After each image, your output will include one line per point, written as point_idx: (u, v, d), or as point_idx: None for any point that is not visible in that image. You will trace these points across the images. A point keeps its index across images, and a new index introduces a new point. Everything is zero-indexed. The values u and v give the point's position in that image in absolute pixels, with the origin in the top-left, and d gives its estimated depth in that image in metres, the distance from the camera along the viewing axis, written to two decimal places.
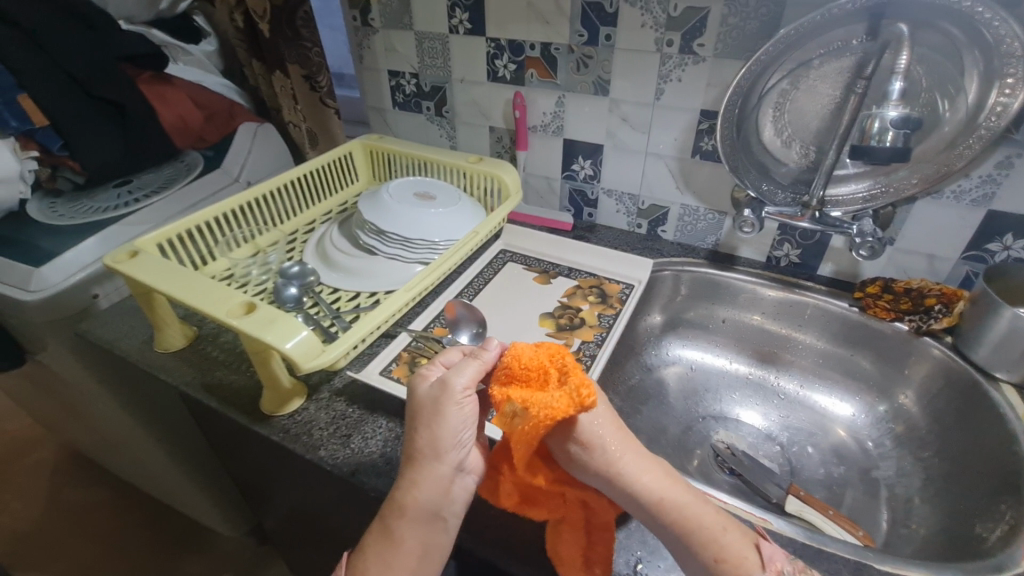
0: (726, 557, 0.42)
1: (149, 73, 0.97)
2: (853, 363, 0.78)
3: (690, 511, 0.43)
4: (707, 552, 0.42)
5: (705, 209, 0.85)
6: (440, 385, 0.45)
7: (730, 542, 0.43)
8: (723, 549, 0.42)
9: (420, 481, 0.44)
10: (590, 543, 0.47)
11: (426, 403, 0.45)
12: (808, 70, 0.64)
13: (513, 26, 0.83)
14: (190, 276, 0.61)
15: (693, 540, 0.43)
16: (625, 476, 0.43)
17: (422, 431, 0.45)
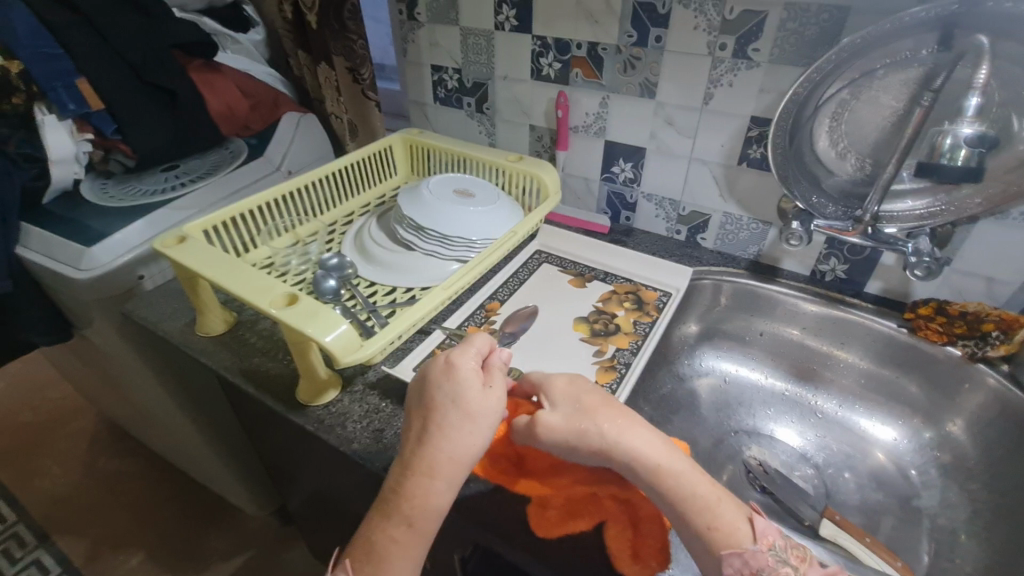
0: (720, 526, 0.41)
1: (200, 60, 0.99)
2: (897, 386, 0.75)
3: (681, 476, 0.43)
4: (698, 519, 0.42)
5: (748, 218, 0.82)
6: (491, 398, 0.47)
7: (725, 513, 0.42)
8: (715, 517, 0.41)
9: (454, 484, 0.45)
10: (642, 536, 0.47)
11: (480, 415, 0.46)
12: (872, 80, 0.62)
13: (560, 24, 0.82)
14: (234, 264, 0.63)
15: (685, 508, 0.42)
16: (616, 448, 0.45)
17: (474, 437, 0.46)
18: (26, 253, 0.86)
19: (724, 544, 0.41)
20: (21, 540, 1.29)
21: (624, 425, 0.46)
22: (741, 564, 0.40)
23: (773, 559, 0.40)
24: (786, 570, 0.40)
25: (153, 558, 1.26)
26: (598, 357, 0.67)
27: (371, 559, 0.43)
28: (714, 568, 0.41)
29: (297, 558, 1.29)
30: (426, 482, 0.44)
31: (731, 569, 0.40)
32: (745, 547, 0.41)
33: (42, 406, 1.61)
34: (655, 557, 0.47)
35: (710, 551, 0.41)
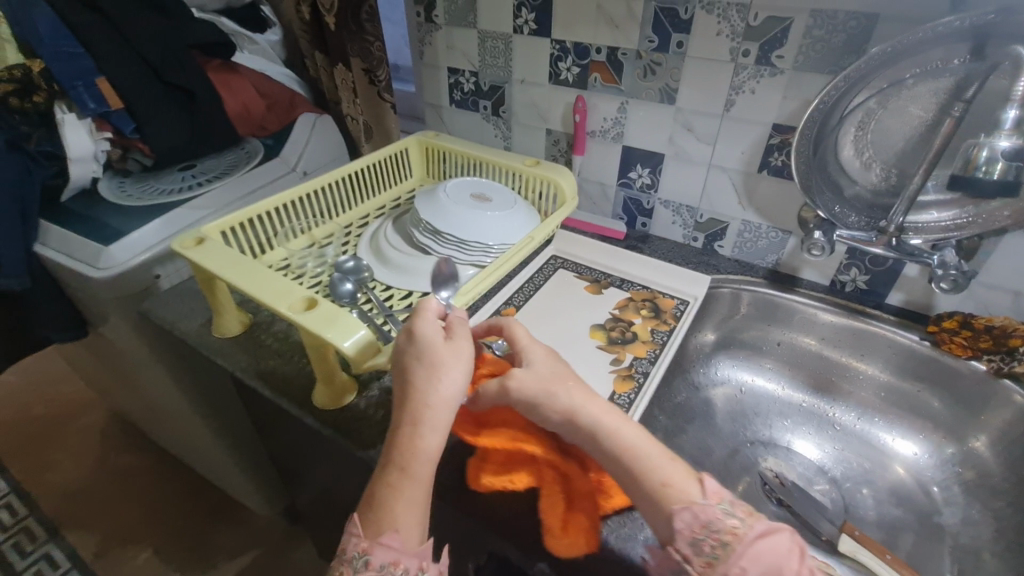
0: (671, 483, 0.44)
1: (218, 61, 0.99)
2: (919, 400, 0.74)
3: (638, 443, 0.47)
4: (654, 478, 0.45)
5: (768, 227, 0.81)
6: (458, 346, 0.50)
7: (675, 473, 0.45)
8: (669, 475, 0.45)
9: (439, 429, 0.47)
10: (571, 511, 0.49)
11: (448, 360, 0.48)
12: (900, 90, 0.61)
13: (580, 28, 0.82)
14: (253, 266, 0.63)
15: (643, 471, 0.45)
16: (583, 414, 0.48)
17: (441, 382, 0.47)
18: (44, 250, 0.86)
19: (676, 500, 0.43)
20: (31, 535, 1.30)
21: (587, 393, 0.49)
22: (691, 519, 0.42)
23: (720, 512, 0.42)
24: (734, 522, 0.42)
25: (162, 554, 1.26)
26: (615, 366, 0.66)
27: (372, 510, 0.46)
28: (666, 525, 0.43)
29: (305, 557, 1.29)
30: (409, 428, 0.47)
31: (684, 522, 0.42)
32: (696, 501, 0.43)
33: (54, 400, 1.62)
34: (583, 535, 0.48)
35: (661, 507, 0.44)
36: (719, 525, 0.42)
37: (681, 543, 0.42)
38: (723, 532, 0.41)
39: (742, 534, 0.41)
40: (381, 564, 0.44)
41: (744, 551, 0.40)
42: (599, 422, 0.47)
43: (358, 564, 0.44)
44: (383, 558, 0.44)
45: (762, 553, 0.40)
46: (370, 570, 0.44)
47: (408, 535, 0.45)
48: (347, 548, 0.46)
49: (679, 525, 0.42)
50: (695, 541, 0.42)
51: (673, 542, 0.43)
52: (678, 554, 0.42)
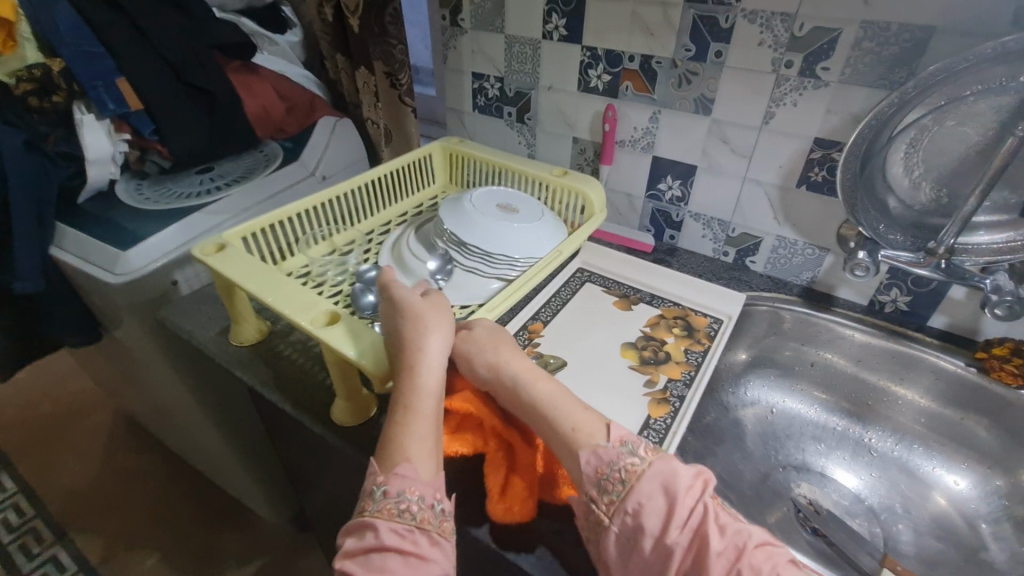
0: (580, 427, 0.47)
1: (237, 62, 0.97)
2: (963, 429, 0.71)
3: (553, 392, 0.50)
4: (564, 424, 0.48)
5: (804, 243, 0.79)
6: (436, 303, 0.56)
7: (586, 418, 0.48)
8: (577, 420, 0.47)
9: (436, 368, 0.50)
10: (511, 480, 0.52)
11: (430, 313, 0.54)
12: (959, 107, 0.58)
13: (612, 35, 0.79)
14: (275, 275, 0.60)
15: (556, 416, 0.48)
16: (503, 365, 0.52)
17: (423, 328, 0.52)
18: (59, 252, 0.85)
19: (582, 442, 0.46)
20: (38, 536, 1.29)
21: (506, 347, 0.54)
22: (595, 460, 0.45)
23: (619, 452, 0.44)
24: (633, 460, 0.43)
25: (168, 560, 1.24)
26: (649, 388, 0.64)
27: (385, 448, 0.47)
28: (576, 468, 0.46)
29: (313, 567, 1.26)
30: (405, 373, 0.50)
31: (588, 465, 0.45)
32: (599, 446, 0.45)
33: (63, 399, 1.61)
34: (519, 503, 0.51)
35: (570, 449, 0.46)
36: (619, 464, 0.44)
37: (588, 483, 0.44)
38: (620, 470, 0.43)
39: (637, 470, 0.43)
40: (398, 493, 0.44)
41: (636, 484, 0.42)
42: (515, 372, 0.51)
43: (377, 497, 0.44)
44: (399, 486, 0.44)
45: (656, 488, 0.41)
46: (388, 499, 0.44)
47: (421, 465, 0.45)
48: (365, 491, 0.45)
49: (586, 468, 0.45)
50: (598, 481, 0.44)
51: (583, 485, 0.45)
52: (588, 496, 0.44)
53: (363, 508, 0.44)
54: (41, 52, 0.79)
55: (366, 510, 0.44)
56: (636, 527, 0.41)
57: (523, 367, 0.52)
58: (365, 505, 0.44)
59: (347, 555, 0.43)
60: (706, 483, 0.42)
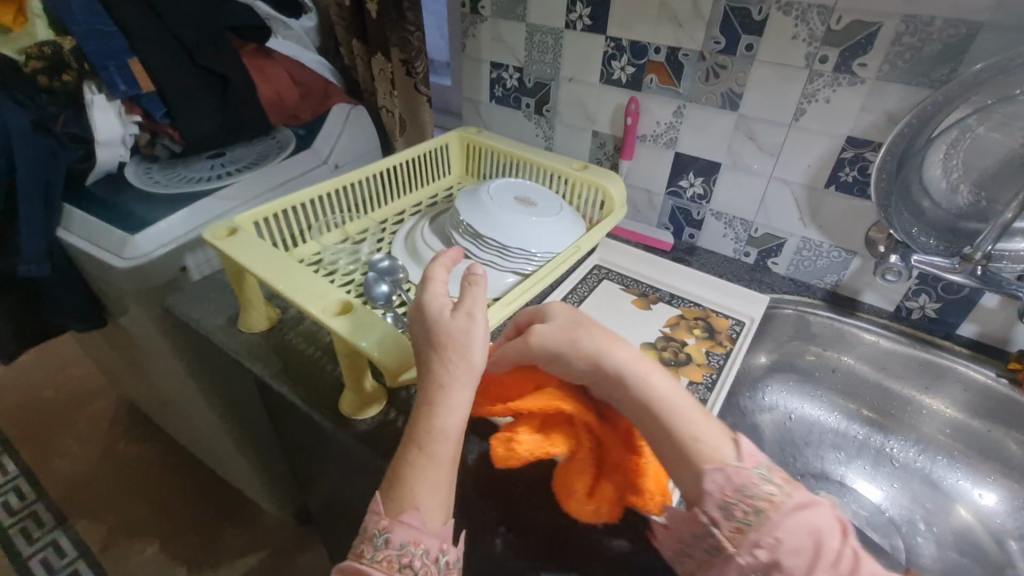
0: (701, 437, 0.41)
1: (253, 45, 0.96)
2: (991, 442, 0.68)
3: (669, 393, 0.43)
4: (680, 429, 0.41)
5: (830, 246, 0.76)
6: (465, 319, 0.45)
7: (704, 426, 0.41)
8: (699, 428, 0.41)
9: (457, 407, 0.44)
10: (598, 479, 0.46)
11: (456, 337, 0.44)
12: (1005, 107, 0.55)
13: (639, 26, 0.77)
14: (286, 261, 0.58)
15: (674, 425, 0.41)
16: (607, 356, 0.43)
17: (445, 360, 0.44)
18: (65, 235, 0.83)
19: (705, 458, 0.40)
20: (39, 521, 1.28)
21: (605, 336, 0.45)
22: (722, 481, 0.39)
23: (753, 476, 0.39)
24: (770, 490, 0.39)
25: (169, 550, 1.24)
26: None
27: (391, 485, 0.43)
28: (694, 484, 0.40)
29: (313, 561, 1.25)
30: (423, 407, 0.44)
31: (714, 485, 0.39)
32: (728, 463, 0.40)
33: (67, 384, 1.60)
34: (608, 505, 0.46)
35: (690, 463, 0.40)
36: (754, 490, 0.39)
37: (710, 505, 0.39)
38: (755, 499, 0.38)
39: (779, 502, 0.38)
40: (401, 544, 0.41)
41: (783, 520, 0.37)
42: (626, 368, 0.43)
43: (379, 543, 0.41)
44: (404, 538, 0.41)
45: (805, 532, 0.37)
46: (389, 549, 0.41)
47: (430, 515, 0.42)
48: (366, 529, 0.43)
49: (709, 488, 0.39)
50: (726, 506, 0.39)
51: (699, 503, 0.40)
52: (705, 517, 0.39)
53: (364, 552, 0.42)
54: (52, 31, 0.79)
55: (365, 555, 0.41)
56: (773, 564, 0.37)
57: (631, 359, 0.44)
58: (366, 549, 0.42)
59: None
60: (842, 524, 0.39)
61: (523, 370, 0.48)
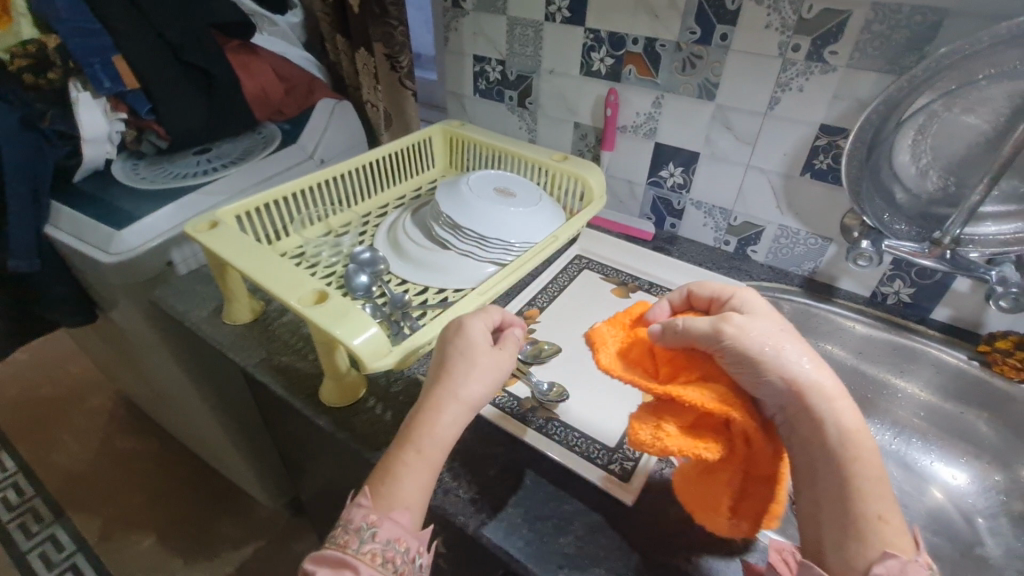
0: (886, 516, 0.40)
1: (237, 41, 0.96)
2: (963, 423, 0.69)
3: (872, 458, 0.41)
4: (869, 504, 0.40)
5: (807, 233, 0.77)
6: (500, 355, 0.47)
7: (889, 501, 0.40)
8: (885, 507, 0.40)
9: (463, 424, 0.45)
10: (743, 491, 0.45)
11: (486, 363, 0.46)
12: (968, 92, 0.56)
13: (616, 17, 0.78)
14: (265, 253, 0.59)
15: (863, 488, 0.40)
16: (815, 392, 0.42)
17: (468, 376, 0.45)
18: (53, 231, 0.84)
19: (887, 539, 0.39)
20: (37, 516, 1.29)
21: (826, 373, 0.43)
22: (896, 568, 0.37)
23: (928, 575, 0.38)
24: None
25: (165, 542, 1.25)
26: None
27: (381, 481, 0.44)
28: (862, 556, 0.39)
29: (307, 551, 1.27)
30: (428, 411, 0.44)
31: (885, 566, 0.38)
32: (904, 552, 0.39)
33: (64, 381, 1.61)
34: (748, 519, 0.46)
35: (863, 535, 0.39)
36: None
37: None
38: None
39: None
40: (387, 539, 0.41)
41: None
42: (835, 415, 0.42)
43: (364, 537, 0.41)
44: (389, 534, 0.41)
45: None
46: (375, 544, 0.41)
47: (415, 515, 0.43)
48: (351, 521, 0.43)
49: (876, 569, 0.38)
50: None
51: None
52: None
53: (347, 543, 0.42)
54: (37, 29, 0.80)
55: (349, 546, 0.41)
56: None
57: (846, 408, 0.42)
58: (350, 540, 0.42)
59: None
60: None
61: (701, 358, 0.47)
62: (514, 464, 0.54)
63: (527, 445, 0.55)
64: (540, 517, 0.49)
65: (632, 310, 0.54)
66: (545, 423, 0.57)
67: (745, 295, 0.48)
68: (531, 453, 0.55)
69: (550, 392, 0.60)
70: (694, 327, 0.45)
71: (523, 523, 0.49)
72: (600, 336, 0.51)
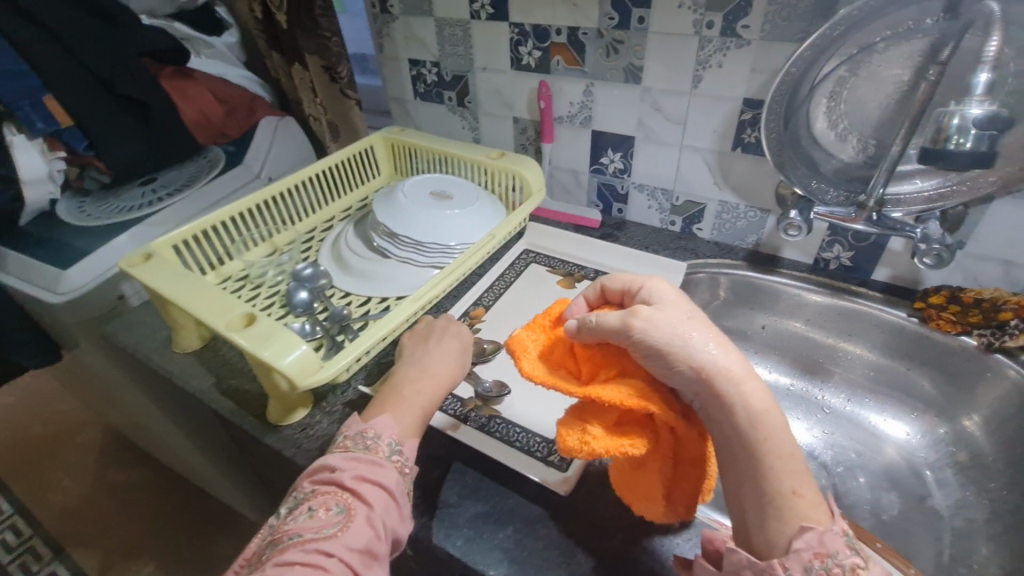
0: (803, 492, 0.38)
1: (171, 68, 0.95)
2: (908, 380, 0.71)
3: (782, 435, 0.39)
4: (784, 483, 0.38)
5: (745, 207, 0.78)
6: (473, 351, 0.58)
7: (804, 474, 0.39)
8: (799, 481, 0.39)
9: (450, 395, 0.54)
10: (676, 480, 0.44)
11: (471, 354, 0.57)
12: (871, 55, 0.57)
13: (538, 9, 0.77)
14: (197, 282, 0.60)
15: (778, 466, 0.39)
16: (723, 376, 0.40)
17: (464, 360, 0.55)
18: (3, 276, 0.84)
19: (803, 514, 0.38)
20: (35, 555, 1.31)
21: (731, 354, 0.41)
22: (814, 542, 0.36)
23: (845, 545, 0.37)
24: (855, 560, 0.36)
25: (163, 569, 1.27)
26: None
27: (400, 408, 0.49)
28: (783, 536, 0.37)
29: None
30: (438, 370, 0.53)
31: (804, 543, 0.36)
32: (824, 526, 0.37)
33: (53, 419, 1.62)
34: (684, 503, 0.45)
35: (781, 514, 0.38)
36: (841, 559, 0.36)
37: (794, 563, 0.36)
38: (844, 567, 0.36)
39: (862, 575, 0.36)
40: (407, 458, 0.46)
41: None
42: (745, 398, 0.40)
43: (391, 449, 0.46)
44: (410, 453, 0.47)
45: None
46: (401, 456, 0.46)
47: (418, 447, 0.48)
48: (377, 435, 0.46)
49: (796, 545, 0.37)
50: (809, 568, 0.36)
51: (780, 557, 0.37)
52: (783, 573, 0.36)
53: (377, 450, 0.45)
54: None
55: (378, 453, 0.45)
56: None
57: (753, 387, 0.40)
58: (377, 449, 0.45)
59: (361, 480, 0.43)
60: None
61: (614, 354, 0.44)
62: (457, 465, 0.55)
63: (469, 446, 0.56)
64: (480, 515, 0.50)
65: (551, 310, 0.50)
66: (487, 421, 0.58)
67: (654, 286, 0.46)
68: (473, 453, 0.56)
69: (492, 389, 0.61)
70: (604, 322, 0.43)
71: (463, 522, 0.50)
72: (520, 343, 0.47)
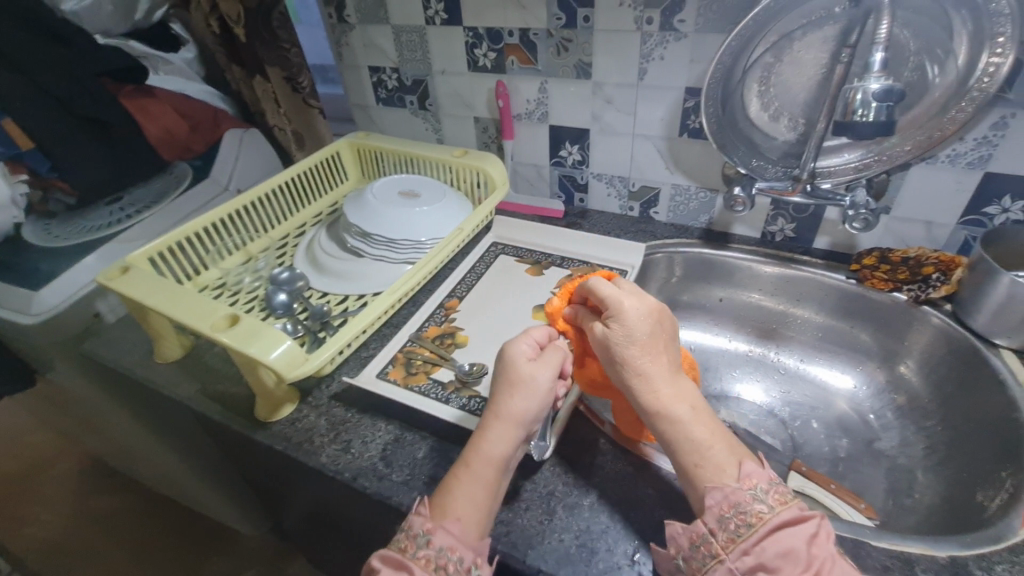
0: (705, 464, 0.44)
1: (130, 85, 0.92)
2: (852, 337, 0.77)
3: (685, 426, 0.45)
4: (687, 458, 0.44)
5: (696, 188, 0.83)
6: (535, 367, 0.50)
7: (712, 451, 0.44)
8: (703, 456, 0.44)
9: (504, 437, 0.48)
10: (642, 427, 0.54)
11: (519, 377, 0.49)
12: (791, 42, 0.63)
13: (490, 13, 0.81)
14: (179, 291, 0.61)
15: (678, 448, 0.45)
16: (639, 382, 0.47)
17: (511, 390, 0.49)
18: None
19: (709, 479, 0.43)
20: None
21: (658, 363, 0.47)
22: (720, 497, 0.42)
23: (749, 495, 0.41)
24: (761, 507, 0.41)
25: None
26: None
27: (440, 493, 0.47)
28: (698, 500, 0.43)
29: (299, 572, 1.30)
30: (479, 430, 0.49)
31: (711, 500, 0.42)
32: (727, 483, 0.42)
33: (25, 452, 1.58)
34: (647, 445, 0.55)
35: (692, 483, 0.44)
36: (746, 506, 0.41)
37: (709, 518, 0.42)
38: (748, 514, 0.40)
39: (767, 517, 0.40)
40: (440, 547, 0.43)
41: (765, 536, 0.39)
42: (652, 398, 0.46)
43: (420, 543, 0.43)
44: (444, 541, 0.43)
45: (782, 547, 0.38)
46: (430, 550, 0.43)
47: (468, 527, 0.44)
48: (411, 529, 0.45)
49: (708, 502, 0.42)
50: (721, 519, 0.41)
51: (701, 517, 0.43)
52: (705, 528, 0.42)
53: (405, 549, 0.43)
54: None
55: (407, 550, 0.43)
56: (760, 567, 0.38)
57: (666, 391, 0.46)
58: (408, 546, 0.44)
59: None
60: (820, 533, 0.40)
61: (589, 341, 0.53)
62: (442, 444, 0.58)
63: (453, 425, 0.59)
64: None
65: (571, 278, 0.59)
66: (467, 402, 0.60)
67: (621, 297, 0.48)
68: (456, 431, 0.59)
69: (471, 370, 0.64)
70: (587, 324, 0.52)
71: None
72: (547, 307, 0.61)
